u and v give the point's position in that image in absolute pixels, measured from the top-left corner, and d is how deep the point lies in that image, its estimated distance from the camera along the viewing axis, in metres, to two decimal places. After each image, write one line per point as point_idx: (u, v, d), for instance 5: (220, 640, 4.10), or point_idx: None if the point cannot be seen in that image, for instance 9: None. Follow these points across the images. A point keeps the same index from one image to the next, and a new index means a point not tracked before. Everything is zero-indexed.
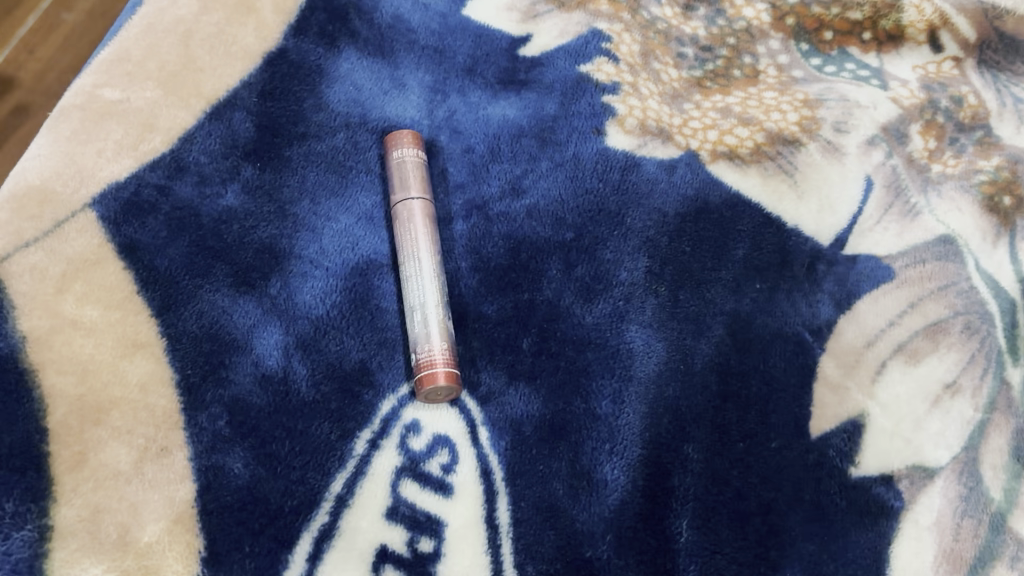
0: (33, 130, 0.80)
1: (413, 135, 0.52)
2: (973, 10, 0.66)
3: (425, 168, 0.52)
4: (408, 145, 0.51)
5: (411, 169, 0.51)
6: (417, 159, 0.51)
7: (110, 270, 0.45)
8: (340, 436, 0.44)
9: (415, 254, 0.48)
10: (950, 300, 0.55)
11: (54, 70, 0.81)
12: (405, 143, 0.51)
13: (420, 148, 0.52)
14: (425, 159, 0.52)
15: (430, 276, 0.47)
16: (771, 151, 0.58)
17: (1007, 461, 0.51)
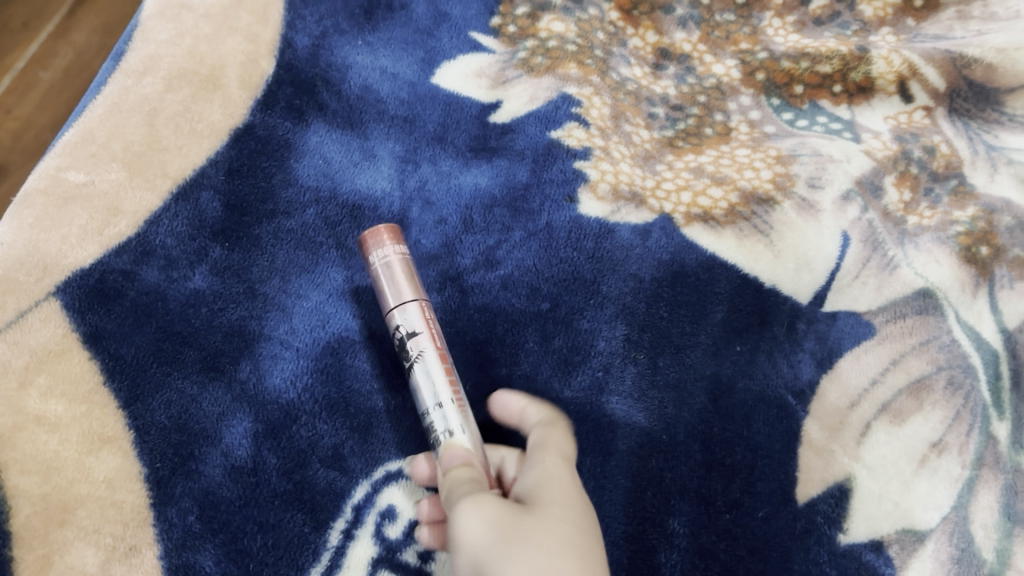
0: (14, 188, 0.79)
1: (387, 226, 0.47)
2: (942, 60, 0.65)
3: (407, 262, 0.46)
4: (385, 245, 0.46)
5: (396, 273, 0.46)
6: (398, 258, 0.46)
7: (75, 360, 0.44)
8: (315, 528, 0.42)
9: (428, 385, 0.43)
10: (932, 355, 0.55)
11: (33, 127, 0.81)
12: (384, 239, 0.46)
13: (399, 240, 0.47)
14: (404, 249, 0.47)
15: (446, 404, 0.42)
16: (745, 211, 0.57)
17: (997, 520, 0.50)
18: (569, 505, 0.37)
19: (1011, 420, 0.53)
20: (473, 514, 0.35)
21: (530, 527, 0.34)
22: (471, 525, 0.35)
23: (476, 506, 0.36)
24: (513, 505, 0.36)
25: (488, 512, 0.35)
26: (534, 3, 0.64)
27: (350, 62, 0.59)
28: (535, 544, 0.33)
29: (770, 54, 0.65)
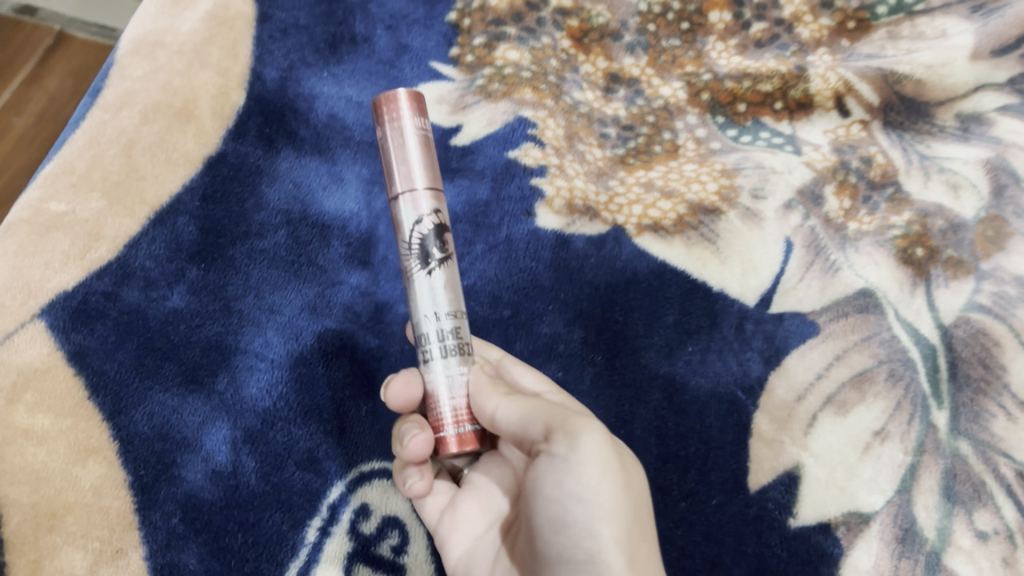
0: None
1: (415, 96, 0.45)
2: (874, 76, 0.70)
3: (425, 137, 0.45)
4: (405, 119, 0.44)
5: (412, 153, 0.44)
6: (418, 135, 0.44)
7: (61, 377, 0.47)
8: (292, 526, 0.45)
9: (433, 291, 0.43)
10: (874, 350, 0.58)
11: (8, 170, 0.83)
12: (410, 105, 0.44)
13: (421, 107, 0.45)
14: (424, 120, 0.45)
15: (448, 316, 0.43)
16: (693, 221, 0.61)
17: (938, 501, 0.53)
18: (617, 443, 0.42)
19: (950, 408, 0.56)
20: (601, 440, 0.38)
21: (620, 460, 0.39)
22: (598, 450, 0.38)
23: (603, 434, 0.39)
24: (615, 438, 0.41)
25: (609, 443, 0.39)
26: (490, 34, 0.67)
27: (317, 92, 0.62)
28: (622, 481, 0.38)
29: (714, 75, 0.69)
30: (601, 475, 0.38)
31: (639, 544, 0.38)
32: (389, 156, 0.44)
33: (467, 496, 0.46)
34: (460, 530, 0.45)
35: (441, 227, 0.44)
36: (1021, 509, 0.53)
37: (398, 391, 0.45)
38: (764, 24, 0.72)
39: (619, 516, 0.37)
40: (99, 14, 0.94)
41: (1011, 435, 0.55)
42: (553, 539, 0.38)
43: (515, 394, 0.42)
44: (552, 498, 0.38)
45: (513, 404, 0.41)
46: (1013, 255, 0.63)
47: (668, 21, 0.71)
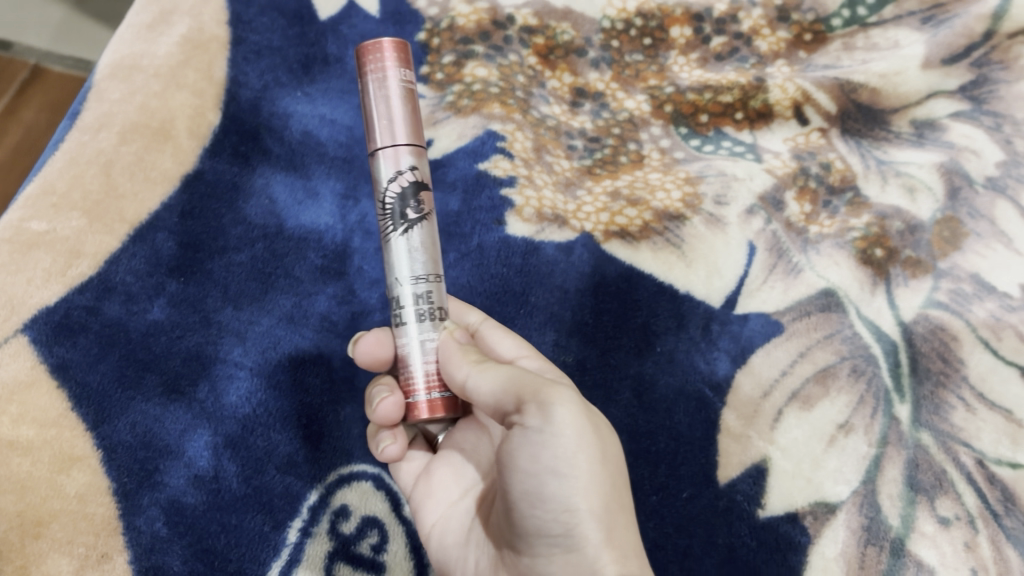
0: None
1: (400, 49, 0.47)
2: (830, 85, 0.72)
3: (410, 95, 0.47)
4: (390, 74, 0.46)
5: (396, 109, 0.46)
6: (402, 93, 0.46)
7: (44, 390, 0.48)
8: (273, 527, 0.47)
9: (411, 255, 0.45)
10: (836, 346, 0.60)
11: None
12: (392, 57, 0.46)
13: (405, 60, 0.47)
14: (409, 79, 0.47)
15: (424, 280, 0.45)
16: (658, 227, 0.63)
17: (902, 490, 0.55)
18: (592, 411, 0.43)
19: (911, 401, 0.58)
20: (576, 411, 0.39)
21: (595, 430, 0.40)
22: (572, 422, 0.38)
23: (577, 405, 0.40)
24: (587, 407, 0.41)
25: (583, 412, 0.39)
26: (459, 52, 0.69)
27: (291, 111, 0.64)
28: (595, 454, 0.39)
29: (676, 87, 0.71)
30: (578, 448, 0.38)
31: (615, 515, 0.39)
32: (371, 111, 0.46)
33: (441, 464, 0.48)
34: (433, 496, 0.47)
35: (420, 184, 0.46)
36: (980, 495, 0.55)
37: (368, 348, 0.49)
38: (724, 37, 0.74)
39: (595, 488, 0.39)
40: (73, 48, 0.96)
41: (969, 424, 0.57)
42: (529, 513, 0.39)
43: (488, 363, 0.42)
44: (527, 472, 0.39)
45: (482, 373, 0.41)
46: (968, 253, 0.65)
47: (631, 37, 0.73)
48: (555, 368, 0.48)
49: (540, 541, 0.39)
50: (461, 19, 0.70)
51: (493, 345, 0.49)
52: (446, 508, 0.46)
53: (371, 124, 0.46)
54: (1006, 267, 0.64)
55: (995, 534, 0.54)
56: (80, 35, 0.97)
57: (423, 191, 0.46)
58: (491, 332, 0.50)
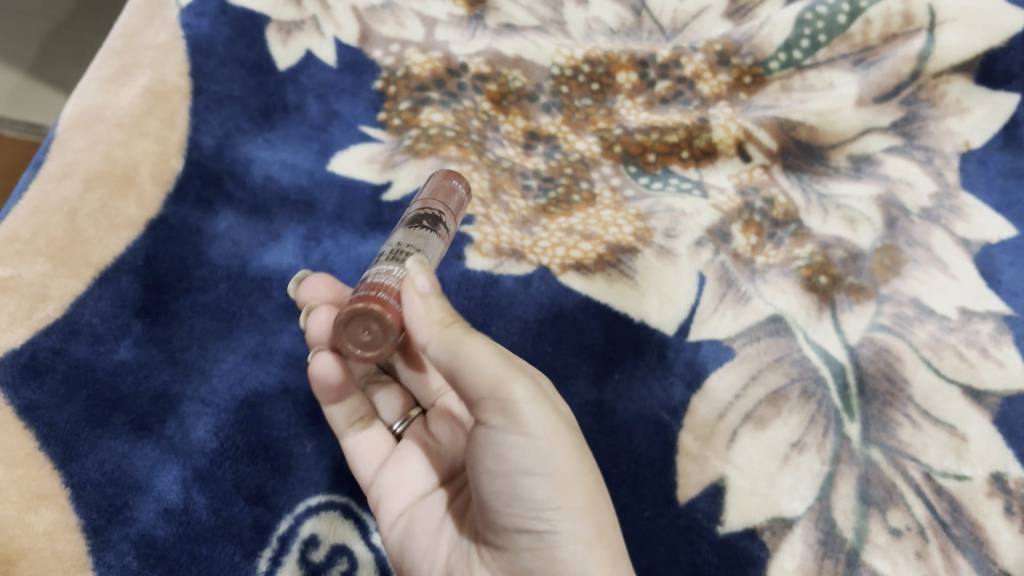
0: None
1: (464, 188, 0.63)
2: (771, 124, 0.74)
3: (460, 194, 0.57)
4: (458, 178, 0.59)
5: (447, 188, 0.56)
6: (457, 185, 0.57)
7: (11, 430, 0.48)
8: (244, 556, 0.48)
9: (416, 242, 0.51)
10: (786, 369, 0.62)
11: None
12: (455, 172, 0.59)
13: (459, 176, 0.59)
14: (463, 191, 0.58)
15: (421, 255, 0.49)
16: (612, 259, 0.66)
17: (854, 504, 0.56)
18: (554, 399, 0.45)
19: (860, 420, 0.60)
20: (539, 404, 0.41)
21: (562, 422, 0.42)
22: (540, 421, 0.41)
23: (543, 398, 0.42)
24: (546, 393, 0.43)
25: (548, 405, 0.42)
26: (415, 99, 0.72)
27: (253, 157, 0.66)
28: (567, 448, 0.42)
29: (625, 129, 0.74)
30: (549, 446, 0.41)
31: (597, 510, 0.42)
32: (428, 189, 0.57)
33: (414, 455, 0.51)
34: (399, 488, 0.50)
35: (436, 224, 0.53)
36: (930, 507, 0.56)
37: (315, 290, 0.56)
38: (668, 81, 0.76)
39: (574, 487, 0.41)
40: (22, 110, 1.02)
41: (916, 440, 0.59)
42: (506, 512, 0.42)
43: (450, 331, 0.43)
44: (499, 471, 0.42)
45: (443, 346, 0.42)
46: (908, 278, 0.68)
47: (580, 82, 0.76)
48: None
49: (522, 537, 0.42)
50: (416, 67, 0.73)
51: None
52: (414, 500, 0.50)
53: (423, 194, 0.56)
54: (943, 291, 0.67)
55: (945, 543, 0.55)
56: (32, 99, 1.03)
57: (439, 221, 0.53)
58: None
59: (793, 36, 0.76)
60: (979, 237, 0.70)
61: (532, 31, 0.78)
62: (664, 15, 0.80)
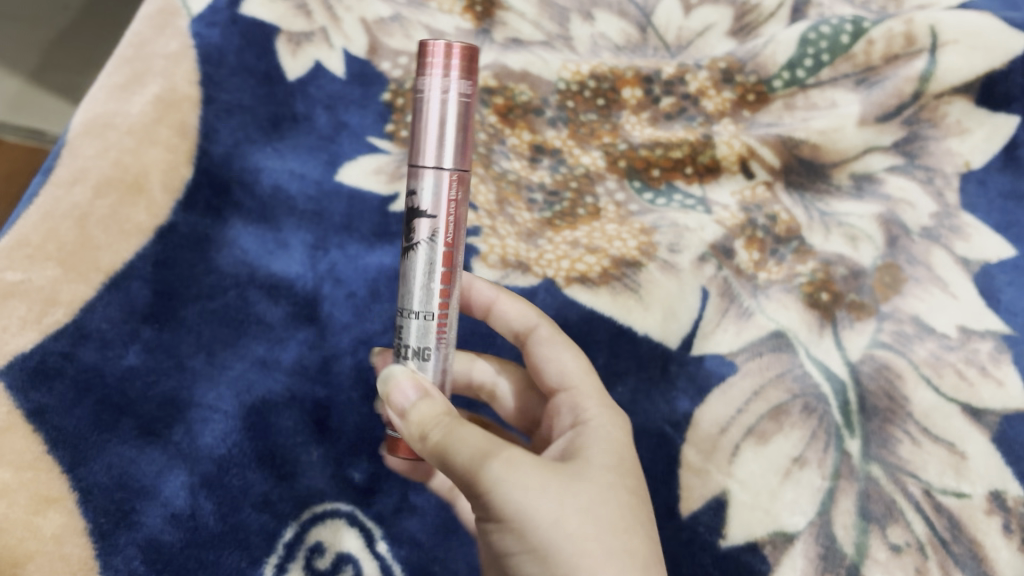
0: None
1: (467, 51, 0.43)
2: (774, 141, 0.75)
3: (467, 115, 0.43)
4: (454, 72, 0.42)
5: (446, 132, 0.43)
6: (460, 109, 0.42)
7: (21, 434, 0.49)
8: (250, 563, 0.49)
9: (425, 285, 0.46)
10: (788, 384, 0.62)
11: None
12: (450, 65, 0.42)
13: (471, 65, 0.42)
14: (472, 92, 0.43)
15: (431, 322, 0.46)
16: (617, 273, 0.66)
17: (855, 520, 0.57)
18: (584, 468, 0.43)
19: (860, 436, 0.60)
20: (519, 481, 0.39)
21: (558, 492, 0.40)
22: (525, 495, 0.39)
23: (523, 473, 0.40)
24: (541, 463, 0.41)
25: (532, 477, 0.40)
26: None
27: (262, 166, 0.66)
28: (563, 517, 0.39)
29: (629, 144, 0.74)
30: (539, 525, 0.39)
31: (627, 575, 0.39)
32: (425, 129, 0.43)
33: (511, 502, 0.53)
34: None
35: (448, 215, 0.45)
36: (929, 523, 0.57)
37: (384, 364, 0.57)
38: (673, 98, 0.77)
39: (593, 557, 0.39)
40: (25, 116, 1.03)
41: (916, 457, 0.59)
42: None
43: (430, 433, 0.42)
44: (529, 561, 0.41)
45: (427, 439, 0.42)
46: (907, 296, 0.67)
47: (585, 97, 0.76)
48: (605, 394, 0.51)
49: None
50: None
51: (555, 358, 0.53)
52: None
53: (419, 140, 0.43)
54: (943, 309, 0.67)
55: (944, 560, 0.55)
56: (34, 105, 1.04)
57: (420, 227, 0.45)
58: (555, 340, 0.54)
59: (797, 55, 0.76)
60: (979, 257, 0.69)
61: (539, 46, 0.78)
62: (669, 32, 0.80)
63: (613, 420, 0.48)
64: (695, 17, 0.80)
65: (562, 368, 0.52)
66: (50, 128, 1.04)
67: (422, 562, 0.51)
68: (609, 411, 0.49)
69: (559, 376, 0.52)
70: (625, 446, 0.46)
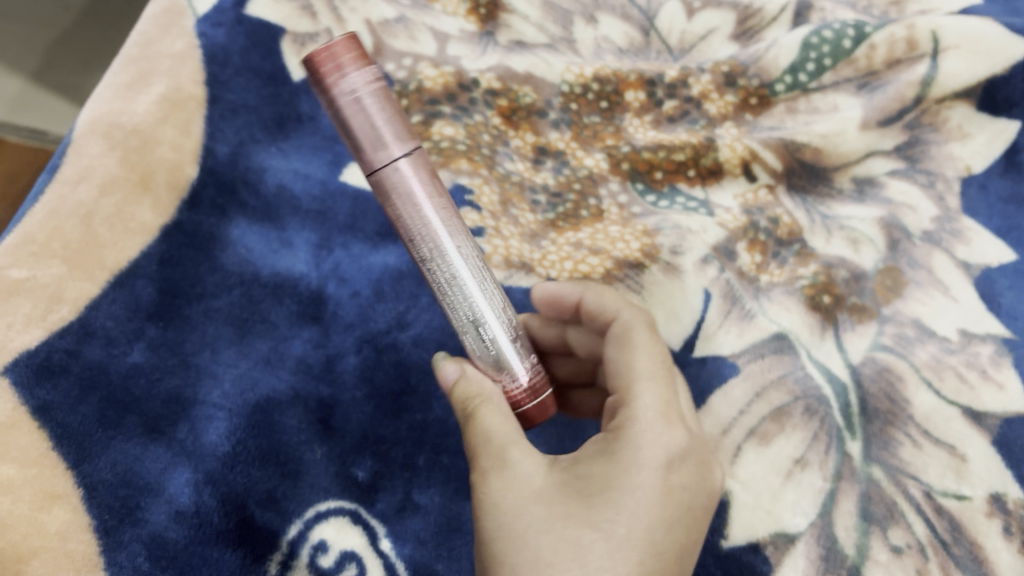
0: None
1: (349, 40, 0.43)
2: (776, 145, 0.74)
3: (371, 92, 0.43)
4: (343, 70, 0.42)
5: (370, 125, 0.43)
6: (366, 91, 0.42)
7: (25, 430, 0.49)
8: (254, 560, 0.50)
9: (449, 270, 0.45)
10: (790, 386, 0.63)
11: None
12: (342, 61, 0.42)
13: (360, 51, 0.43)
14: (362, 69, 0.43)
15: (477, 295, 0.46)
16: (619, 275, 0.67)
17: (856, 521, 0.57)
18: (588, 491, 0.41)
19: (861, 438, 0.60)
20: (489, 487, 0.41)
21: (524, 510, 0.40)
22: (489, 502, 0.41)
23: (492, 486, 0.41)
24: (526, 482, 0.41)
25: (503, 488, 0.41)
26: (427, 113, 0.73)
27: (267, 165, 0.66)
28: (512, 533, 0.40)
29: (632, 147, 0.74)
30: (485, 536, 0.41)
31: None
32: (358, 136, 0.43)
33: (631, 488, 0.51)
34: None
35: (429, 197, 0.45)
36: (930, 525, 0.57)
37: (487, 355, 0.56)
38: (675, 101, 0.77)
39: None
40: (27, 117, 1.03)
41: (917, 459, 0.60)
42: None
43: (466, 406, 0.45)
44: None
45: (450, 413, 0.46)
46: (909, 300, 0.67)
47: (588, 100, 0.76)
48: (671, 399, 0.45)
49: None
50: (428, 81, 0.74)
51: (626, 358, 0.47)
52: None
53: (361, 153, 0.43)
54: (944, 313, 0.67)
55: (945, 562, 0.56)
56: (35, 107, 1.05)
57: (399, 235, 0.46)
58: (629, 339, 0.48)
59: (799, 59, 0.76)
60: (980, 261, 0.70)
61: (543, 48, 0.78)
62: (672, 35, 0.80)
63: (651, 444, 0.42)
64: (698, 21, 0.81)
65: (630, 368, 0.46)
66: (50, 128, 1.04)
67: (424, 560, 0.52)
68: (665, 421, 0.44)
69: (621, 375, 0.47)
70: (641, 477, 0.41)
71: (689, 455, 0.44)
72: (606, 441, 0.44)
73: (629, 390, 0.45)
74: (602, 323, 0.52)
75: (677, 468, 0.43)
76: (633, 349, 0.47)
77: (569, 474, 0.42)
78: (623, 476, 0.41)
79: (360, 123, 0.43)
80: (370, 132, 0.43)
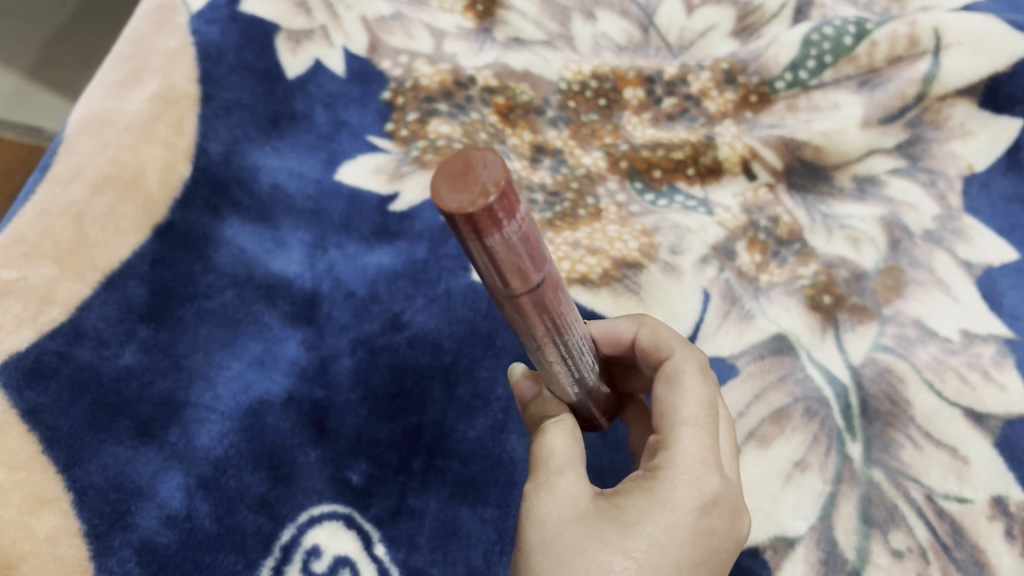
0: None
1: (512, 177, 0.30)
2: (776, 142, 0.73)
3: (527, 230, 0.32)
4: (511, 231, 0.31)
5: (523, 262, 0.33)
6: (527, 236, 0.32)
7: (14, 434, 0.49)
8: (246, 565, 0.49)
9: (568, 346, 0.42)
10: (790, 388, 0.62)
11: None
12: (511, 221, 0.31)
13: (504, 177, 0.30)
14: (519, 211, 0.31)
15: (582, 346, 0.44)
16: (617, 275, 0.66)
17: (856, 524, 0.56)
18: (625, 519, 0.40)
19: (862, 440, 0.60)
20: (536, 502, 0.42)
21: (562, 528, 0.40)
22: (533, 519, 0.41)
23: (536, 498, 0.42)
24: (571, 502, 0.41)
25: (546, 505, 0.41)
26: (423, 110, 0.72)
27: (261, 164, 0.66)
28: (554, 553, 0.40)
29: (631, 145, 0.74)
30: (526, 547, 0.41)
31: None
32: (506, 275, 0.34)
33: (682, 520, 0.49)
34: None
35: (557, 294, 0.38)
36: (931, 528, 0.56)
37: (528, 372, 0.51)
38: (674, 99, 0.76)
39: None
40: (24, 114, 1.02)
41: (917, 461, 0.59)
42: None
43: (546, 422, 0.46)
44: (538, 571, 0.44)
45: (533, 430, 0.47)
46: (910, 300, 0.66)
47: (586, 98, 0.75)
48: (716, 447, 0.43)
49: None
50: (424, 79, 0.73)
51: (678, 397, 0.44)
52: None
53: (506, 284, 0.34)
54: (946, 313, 0.65)
55: (946, 566, 0.55)
56: (30, 102, 1.04)
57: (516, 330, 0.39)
58: (683, 376, 0.45)
59: (799, 57, 0.76)
60: (981, 261, 0.68)
61: (540, 45, 0.78)
62: (671, 32, 0.79)
63: (689, 487, 0.41)
64: (698, 17, 0.80)
65: (671, 410, 0.44)
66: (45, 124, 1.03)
67: (419, 565, 0.51)
68: (706, 468, 0.41)
69: (665, 415, 0.44)
70: (678, 517, 0.40)
71: (726, 502, 0.42)
72: (645, 480, 0.42)
73: (669, 431, 0.43)
74: (654, 361, 0.48)
75: (712, 513, 0.41)
76: (690, 388, 0.44)
77: (608, 502, 0.41)
78: (662, 514, 0.40)
79: (514, 268, 0.33)
80: (517, 273, 0.34)
